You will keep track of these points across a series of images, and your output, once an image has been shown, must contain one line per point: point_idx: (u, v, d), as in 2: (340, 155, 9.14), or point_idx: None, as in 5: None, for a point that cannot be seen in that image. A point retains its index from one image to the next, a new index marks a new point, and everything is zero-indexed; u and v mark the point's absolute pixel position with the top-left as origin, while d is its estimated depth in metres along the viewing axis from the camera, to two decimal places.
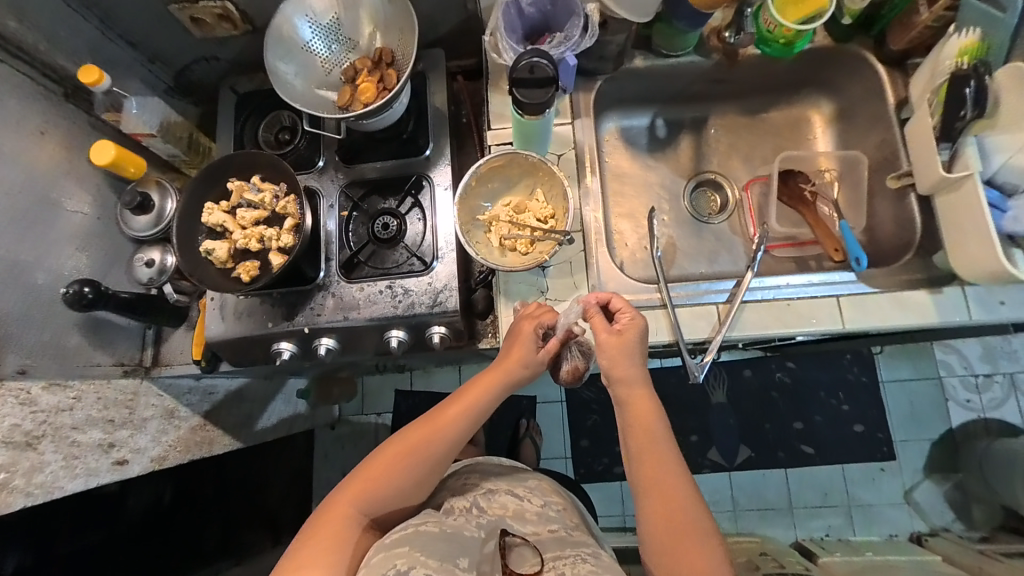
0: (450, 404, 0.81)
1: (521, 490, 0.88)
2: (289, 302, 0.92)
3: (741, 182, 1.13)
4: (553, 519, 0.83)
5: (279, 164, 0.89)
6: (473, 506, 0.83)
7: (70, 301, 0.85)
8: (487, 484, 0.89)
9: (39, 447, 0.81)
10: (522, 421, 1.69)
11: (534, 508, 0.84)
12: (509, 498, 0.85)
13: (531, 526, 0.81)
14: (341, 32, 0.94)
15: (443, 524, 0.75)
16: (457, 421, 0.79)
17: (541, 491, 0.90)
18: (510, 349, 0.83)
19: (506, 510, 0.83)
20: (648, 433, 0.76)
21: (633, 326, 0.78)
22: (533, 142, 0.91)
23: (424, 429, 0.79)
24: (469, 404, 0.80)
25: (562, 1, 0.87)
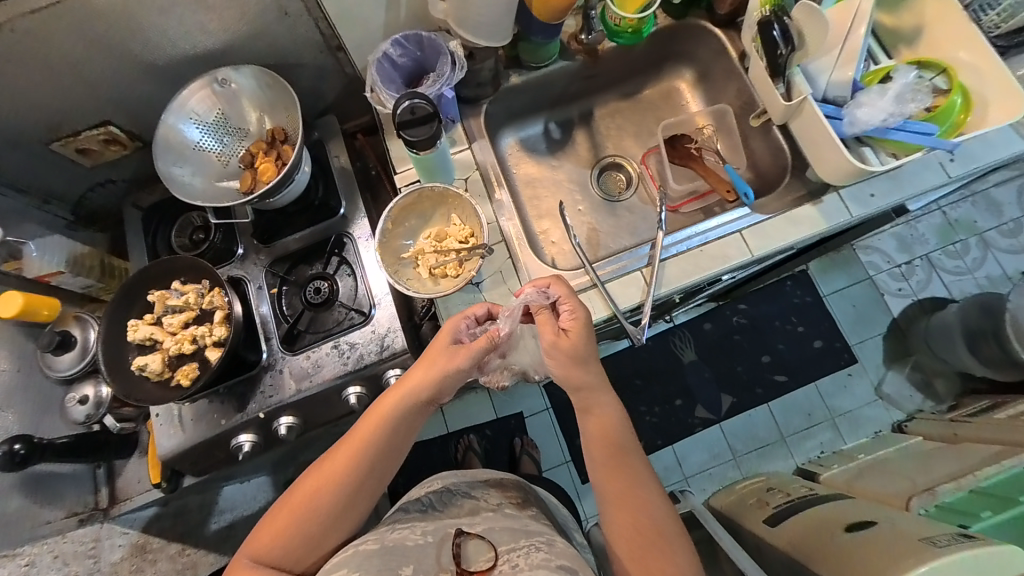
0: (344, 445, 0.74)
1: (478, 491, 0.86)
2: (238, 393, 0.91)
3: (638, 157, 1.23)
4: (511, 512, 0.81)
5: (197, 262, 0.90)
6: (423, 512, 0.79)
7: (0, 463, 0.81)
8: (443, 486, 0.86)
9: None
10: (516, 439, 1.73)
11: (493, 505, 0.82)
12: (466, 499, 0.83)
13: (488, 518, 0.77)
14: (229, 124, 0.96)
15: (383, 539, 0.69)
16: (352, 464, 0.73)
17: (503, 488, 0.88)
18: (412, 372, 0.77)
19: (462, 509, 0.80)
20: (612, 450, 0.79)
21: (575, 325, 0.78)
22: (437, 174, 0.96)
23: (317, 475, 0.73)
24: (371, 432, 0.74)
25: (428, 45, 0.95)
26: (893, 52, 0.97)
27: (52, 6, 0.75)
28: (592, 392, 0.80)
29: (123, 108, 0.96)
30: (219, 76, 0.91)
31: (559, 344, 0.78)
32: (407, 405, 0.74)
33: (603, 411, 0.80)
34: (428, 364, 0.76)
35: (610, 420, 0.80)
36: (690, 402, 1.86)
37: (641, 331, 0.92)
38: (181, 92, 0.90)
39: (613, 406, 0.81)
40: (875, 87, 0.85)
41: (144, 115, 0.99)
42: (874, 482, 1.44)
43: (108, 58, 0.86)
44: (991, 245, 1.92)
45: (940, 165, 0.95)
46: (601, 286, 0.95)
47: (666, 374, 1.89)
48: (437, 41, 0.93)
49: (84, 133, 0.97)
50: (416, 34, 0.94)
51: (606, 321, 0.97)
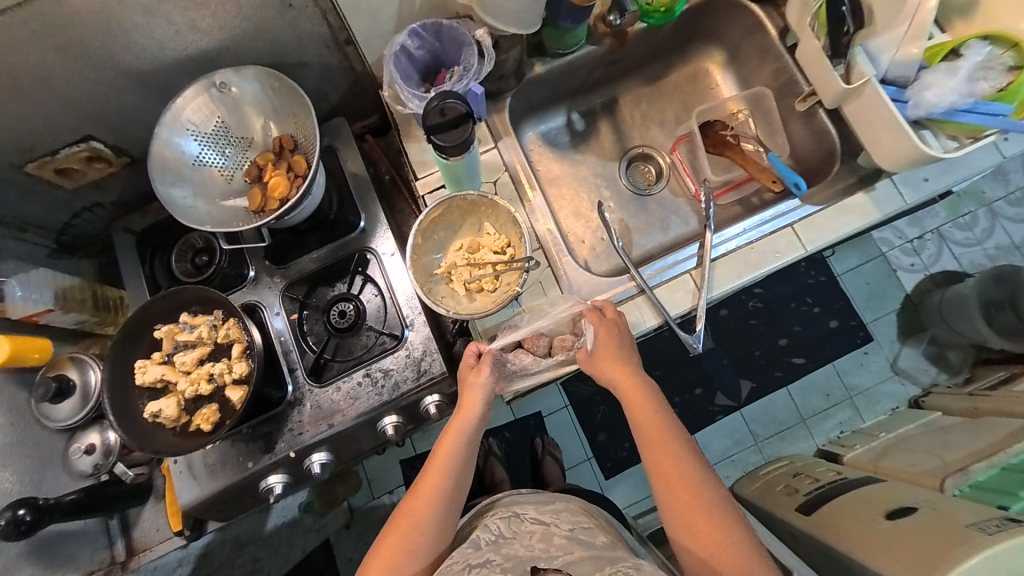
0: (416, 491, 0.76)
1: (548, 516, 0.84)
2: (264, 433, 0.82)
3: (667, 147, 1.16)
4: (584, 538, 0.79)
5: (206, 292, 0.81)
6: (494, 543, 0.77)
7: (4, 533, 0.71)
8: (510, 509, 0.85)
9: None
10: (537, 440, 1.70)
11: (564, 532, 0.80)
12: (536, 525, 0.81)
13: (565, 547, 0.75)
14: (230, 134, 0.86)
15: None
16: (429, 518, 0.74)
17: (571, 513, 0.86)
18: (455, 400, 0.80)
19: (534, 538, 0.78)
20: (657, 430, 0.77)
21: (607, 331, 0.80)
22: (465, 181, 0.87)
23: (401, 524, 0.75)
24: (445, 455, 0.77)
25: (447, 38, 0.87)
26: (945, 25, 0.90)
27: (17, 7, 0.63)
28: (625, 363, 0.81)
29: (104, 121, 0.85)
30: (221, 81, 0.80)
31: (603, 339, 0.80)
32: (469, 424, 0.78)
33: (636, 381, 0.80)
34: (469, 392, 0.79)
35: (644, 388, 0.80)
36: (710, 389, 1.84)
37: (696, 340, 0.87)
38: (174, 102, 0.79)
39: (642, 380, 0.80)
40: (942, 67, 0.79)
41: (129, 128, 0.88)
42: (901, 460, 1.45)
43: (84, 68, 0.75)
44: (999, 214, 1.91)
45: (994, 146, 0.91)
46: (649, 292, 0.88)
47: (684, 363, 1.86)
48: (459, 31, 0.85)
49: (62, 152, 0.86)
50: (435, 23, 0.85)
51: (654, 329, 0.91)
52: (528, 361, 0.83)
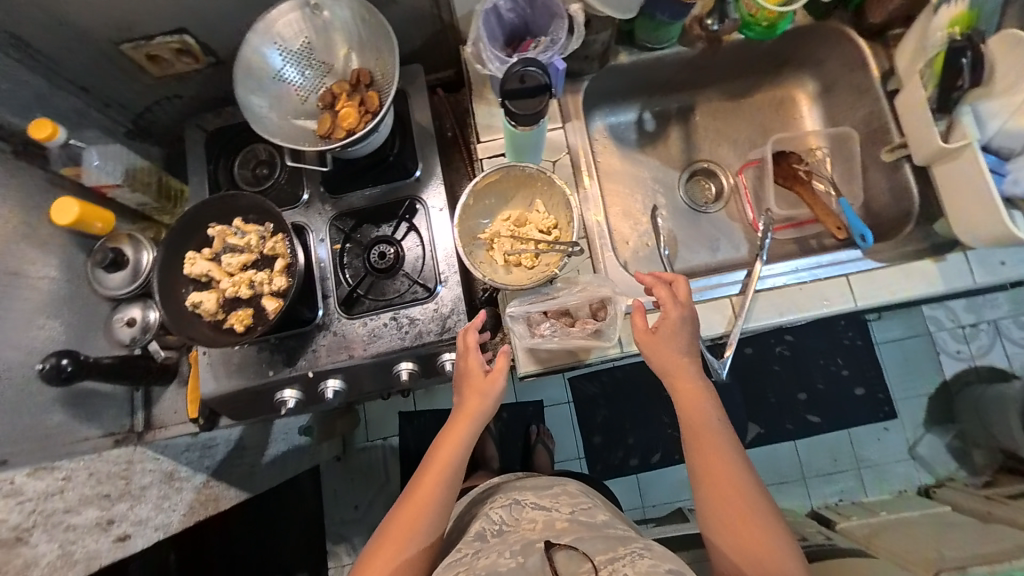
0: (415, 493, 0.75)
1: (548, 501, 0.86)
2: (288, 348, 0.86)
3: (734, 168, 1.13)
4: (585, 518, 0.80)
5: (262, 203, 0.85)
6: (499, 534, 0.79)
7: (47, 376, 0.78)
8: (511, 497, 0.90)
9: (31, 540, 0.73)
10: (532, 428, 1.72)
11: (565, 514, 0.81)
12: (537, 512, 0.83)
13: (569, 528, 0.76)
14: (312, 57, 0.89)
15: (472, 567, 0.70)
16: (426, 522, 0.74)
17: (569, 496, 0.89)
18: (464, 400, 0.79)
19: (535, 524, 0.80)
20: (705, 432, 0.74)
21: (669, 319, 0.79)
22: (527, 153, 0.88)
23: (398, 529, 0.73)
24: (446, 458, 0.77)
25: (540, 5, 0.87)
26: None
27: None
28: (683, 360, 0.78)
29: (201, 19, 0.89)
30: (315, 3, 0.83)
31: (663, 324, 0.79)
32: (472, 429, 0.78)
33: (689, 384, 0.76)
34: (476, 395, 0.79)
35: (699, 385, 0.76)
36: None
37: (720, 366, 0.85)
38: (268, 13, 0.82)
39: (697, 381, 0.77)
40: None
41: (222, 29, 0.92)
42: (896, 543, 1.40)
43: None
44: None
45: None
46: None
47: None
48: (551, 2, 0.85)
49: (157, 39, 0.91)
50: None
51: None
52: (545, 335, 0.83)
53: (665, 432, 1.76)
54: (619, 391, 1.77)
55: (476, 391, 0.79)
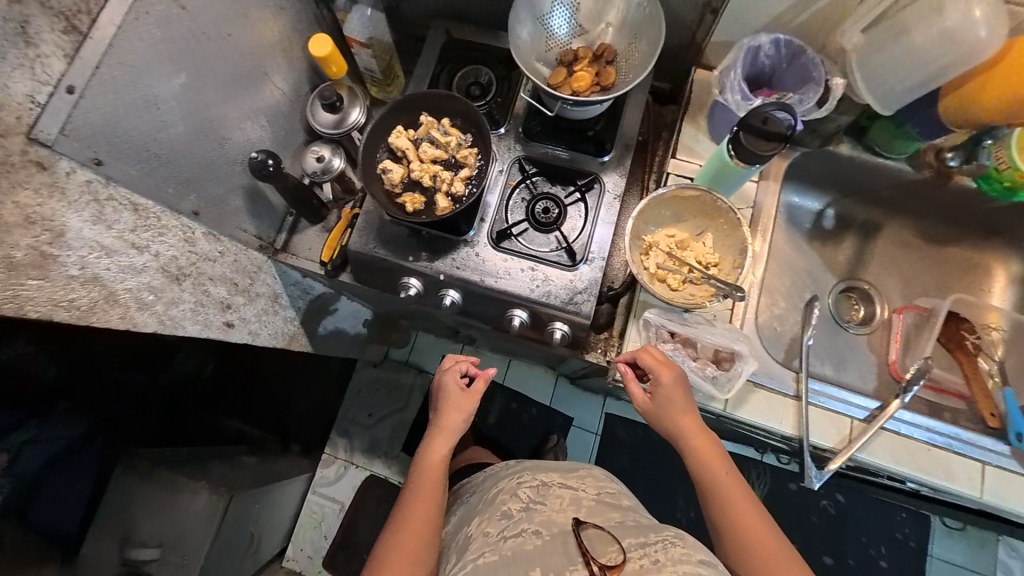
0: (411, 512, 0.83)
1: (573, 482, 0.89)
2: (433, 246, 0.94)
3: (894, 304, 1.08)
4: (609, 501, 0.85)
5: (475, 115, 0.91)
6: (525, 510, 0.81)
7: (253, 166, 0.88)
8: (538, 477, 0.89)
9: (182, 284, 0.84)
10: (552, 436, 1.77)
11: (590, 495, 0.85)
12: (563, 489, 0.86)
13: (595, 509, 0.81)
14: (578, 15, 0.92)
15: (500, 549, 0.74)
16: (427, 531, 0.81)
17: (595, 480, 0.91)
18: (443, 418, 0.92)
19: (562, 502, 0.83)
20: (709, 483, 0.75)
21: (659, 376, 0.78)
22: (724, 184, 0.87)
23: (410, 536, 0.79)
24: (431, 475, 0.87)
25: (798, 65, 0.87)
26: None
27: None
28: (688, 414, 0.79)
29: None
30: None
31: (652, 388, 0.79)
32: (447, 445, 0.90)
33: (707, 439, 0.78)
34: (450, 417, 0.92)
35: (705, 437, 0.78)
36: None
37: (816, 475, 0.80)
38: None
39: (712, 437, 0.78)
40: None
41: None
42: None
43: None
44: None
45: None
46: (805, 403, 0.81)
47: None
48: (812, 66, 0.85)
49: None
50: (801, 46, 0.85)
51: (781, 436, 0.85)
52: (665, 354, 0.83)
53: (672, 515, 1.71)
54: (644, 450, 1.78)
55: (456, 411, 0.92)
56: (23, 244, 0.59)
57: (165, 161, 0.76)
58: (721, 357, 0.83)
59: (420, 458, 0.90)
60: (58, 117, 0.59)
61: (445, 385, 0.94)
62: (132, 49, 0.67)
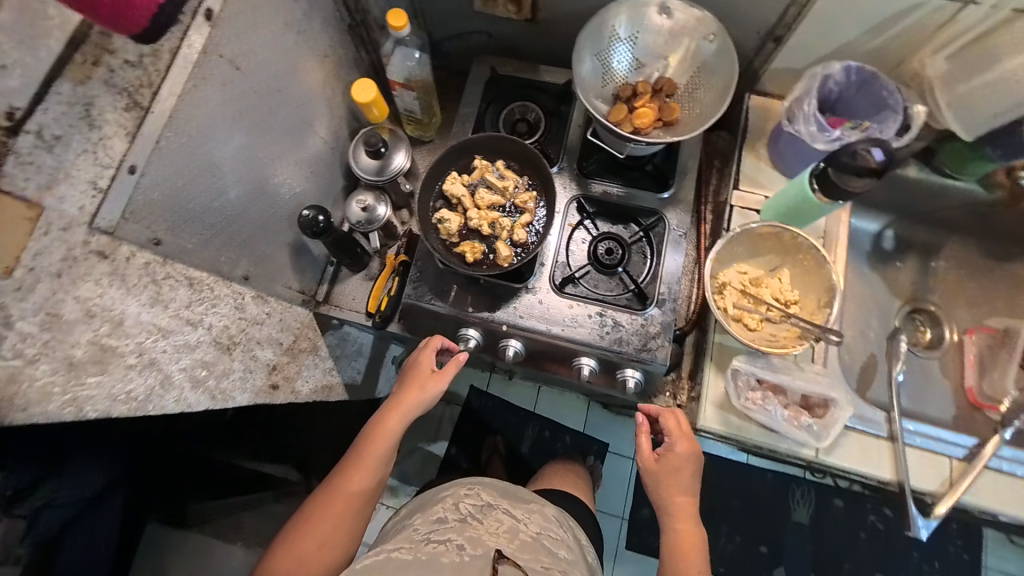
0: (343, 485, 0.76)
1: (520, 512, 0.86)
2: (493, 293, 0.89)
3: (962, 325, 1.04)
4: (549, 545, 0.80)
5: (535, 157, 0.88)
6: (461, 522, 0.78)
7: (304, 224, 0.85)
8: (488, 497, 0.87)
9: (232, 354, 0.79)
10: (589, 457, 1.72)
11: (531, 531, 0.81)
12: (506, 516, 0.82)
13: (531, 544, 0.77)
14: (636, 51, 0.90)
15: (419, 551, 0.71)
16: (354, 511, 0.75)
17: (542, 518, 0.88)
18: (403, 389, 0.82)
19: (499, 527, 0.79)
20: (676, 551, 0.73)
21: (674, 455, 0.76)
22: (799, 219, 0.85)
23: (330, 515, 0.74)
24: (375, 453, 0.78)
25: (869, 92, 0.86)
26: None
27: None
28: (680, 488, 0.76)
29: None
30: (667, 5, 0.84)
31: (664, 458, 0.77)
32: (399, 424, 0.80)
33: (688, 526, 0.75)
34: (408, 397, 0.81)
35: (688, 505, 0.76)
36: (774, 558, 1.63)
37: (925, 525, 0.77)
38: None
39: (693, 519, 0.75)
40: None
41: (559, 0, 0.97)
42: None
43: None
44: None
45: None
46: (902, 447, 0.77)
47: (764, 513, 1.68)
48: (887, 93, 0.83)
49: None
50: (874, 72, 0.84)
51: (876, 482, 0.80)
52: (756, 404, 0.79)
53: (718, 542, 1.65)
54: None
55: (415, 389, 0.81)
56: (83, 340, 0.54)
57: (219, 229, 0.72)
58: (816, 403, 0.79)
59: (365, 431, 0.80)
60: (121, 200, 0.55)
61: (418, 363, 0.84)
62: (190, 117, 0.63)
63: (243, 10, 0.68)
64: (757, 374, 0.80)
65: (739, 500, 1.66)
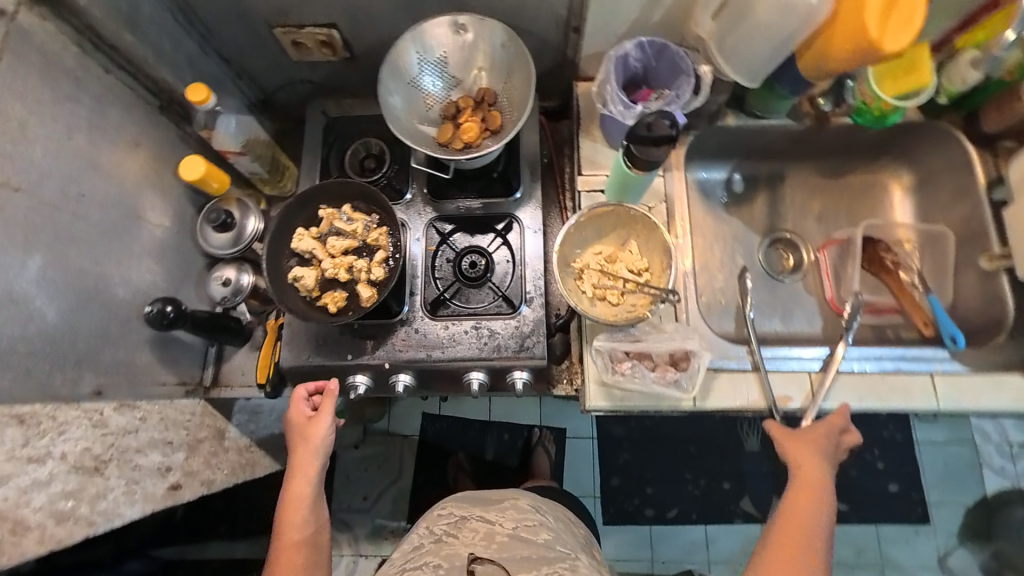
0: (282, 555, 0.79)
1: (492, 514, 0.87)
2: (369, 335, 0.90)
3: (816, 243, 1.13)
4: (525, 535, 0.82)
5: (376, 194, 0.89)
6: (436, 544, 0.83)
7: (152, 320, 0.81)
8: (461, 509, 0.88)
9: (105, 472, 0.76)
10: (536, 428, 1.82)
11: (507, 529, 0.83)
12: (479, 523, 0.85)
13: (506, 541, 0.80)
14: (448, 69, 0.92)
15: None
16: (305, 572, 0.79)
17: (516, 510, 0.87)
18: (296, 450, 0.83)
19: (475, 535, 0.82)
20: (794, 518, 0.76)
21: (825, 426, 0.82)
22: (630, 193, 0.90)
23: None
24: (296, 515, 0.80)
25: (666, 60, 0.92)
26: None
27: None
28: (813, 465, 0.79)
29: (354, 18, 0.93)
30: (458, 22, 0.86)
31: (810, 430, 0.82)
32: (306, 480, 0.81)
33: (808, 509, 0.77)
34: (304, 452, 0.82)
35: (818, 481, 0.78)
36: (738, 489, 1.74)
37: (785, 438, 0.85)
38: (423, 23, 0.85)
39: (823, 492, 0.78)
40: None
41: (365, 34, 0.97)
42: None
43: None
44: None
45: None
46: (764, 373, 0.84)
47: (719, 451, 1.77)
48: (679, 59, 0.89)
49: (306, 29, 0.95)
50: (663, 43, 0.90)
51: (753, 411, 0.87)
52: (626, 374, 0.83)
53: (685, 490, 1.74)
54: (643, 437, 1.80)
55: (307, 443, 0.82)
56: None
57: (43, 354, 0.69)
58: (681, 356, 0.83)
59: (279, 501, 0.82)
60: None
61: (294, 418, 0.84)
62: None
63: (3, 130, 0.65)
64: (622, 345, 0.84)
65: (698, 445, 1.77)
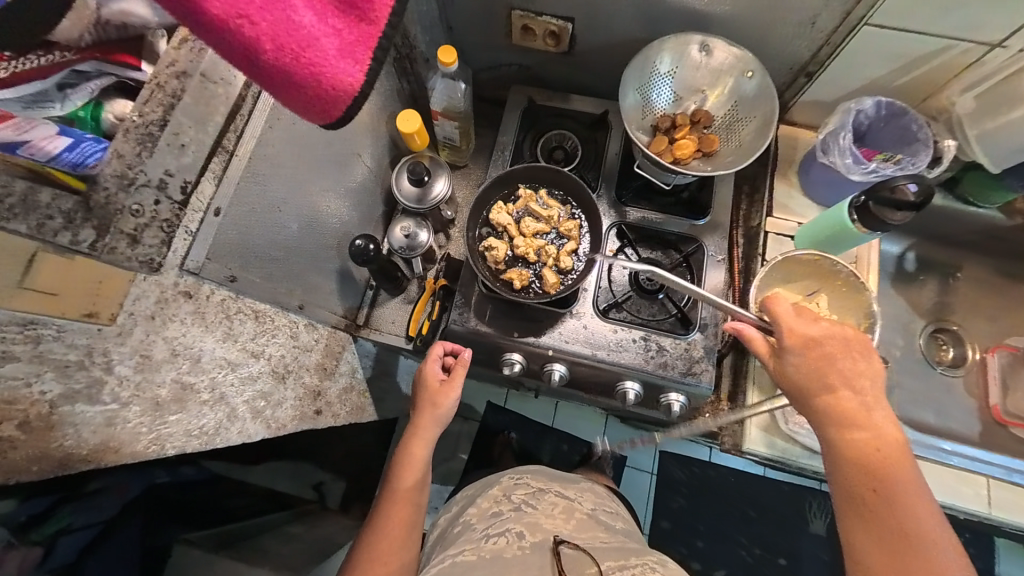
0: (395, 502, 0.79)
1: (572, 493, 0.93)
2: (537, 318, 0.91)
3: (983, 344, 1.07)
4: (605, 519, 0.89)
5: (580, 188, 0.91)
6: (518, 509, 0.84)
7: (355, 253, 0.86)
8: (537, 485, 0.93)
9: (286, 382, 0.80)
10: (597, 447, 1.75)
11: (587, 510, 0.89)
12: (559, 498, 0.90)
13: (592, 521, 0.85)
14: (673, 84, 0.93)
15: (481, 549, 0.75)
16: (412, 522, 0.79)
17: (593, 497, 0.97)
18: (421, 406, 0.86)
19: (555, 509, 0.86)
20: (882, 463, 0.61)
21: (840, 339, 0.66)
22: (832, 246, 0.87)
23: (396, 532, 0.77)
24: (413, 466, 0.82)
25: (899, 125, 0.89)
26: None
27: None
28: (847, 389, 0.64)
29: (595, 18, 0.94)
30: (708, 43, 0.87)
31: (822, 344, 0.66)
32: (427, 437, 0.84)
33: (886, 453, 0.61)
34: (430, 408, 0.86)
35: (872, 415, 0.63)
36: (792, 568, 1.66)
37: None
38: (674, 35, 0.86)
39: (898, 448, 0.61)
40: None
41: (595, 35, 0.98)
42: None
43: None
44: None
45: None
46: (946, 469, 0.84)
47: (780, 526, 1.69)
48: (917, 127, 0.87)
49: (544, 17, 0.96)
50: (903, 107, 0.87)
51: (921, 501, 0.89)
52: (800, 430, 0.83)
53: (737, 554, 1.68)
54: (704, 487, 1.74)
55: (435, 402, 0.85)
56: (168, 379, 0.55)
57: (279, 262, 0.73)
58: None
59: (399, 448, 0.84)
60: (206, 242, 0.55)
61: (428, 374, 0.87)
62: (263, 156, 0.63)
63: None
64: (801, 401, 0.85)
65: (759, 511, 1.70)
